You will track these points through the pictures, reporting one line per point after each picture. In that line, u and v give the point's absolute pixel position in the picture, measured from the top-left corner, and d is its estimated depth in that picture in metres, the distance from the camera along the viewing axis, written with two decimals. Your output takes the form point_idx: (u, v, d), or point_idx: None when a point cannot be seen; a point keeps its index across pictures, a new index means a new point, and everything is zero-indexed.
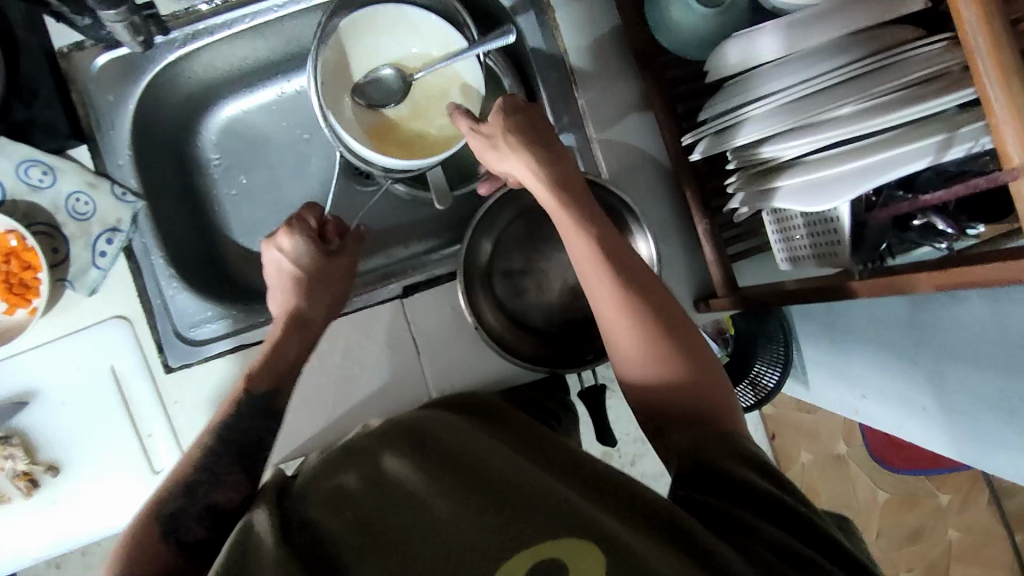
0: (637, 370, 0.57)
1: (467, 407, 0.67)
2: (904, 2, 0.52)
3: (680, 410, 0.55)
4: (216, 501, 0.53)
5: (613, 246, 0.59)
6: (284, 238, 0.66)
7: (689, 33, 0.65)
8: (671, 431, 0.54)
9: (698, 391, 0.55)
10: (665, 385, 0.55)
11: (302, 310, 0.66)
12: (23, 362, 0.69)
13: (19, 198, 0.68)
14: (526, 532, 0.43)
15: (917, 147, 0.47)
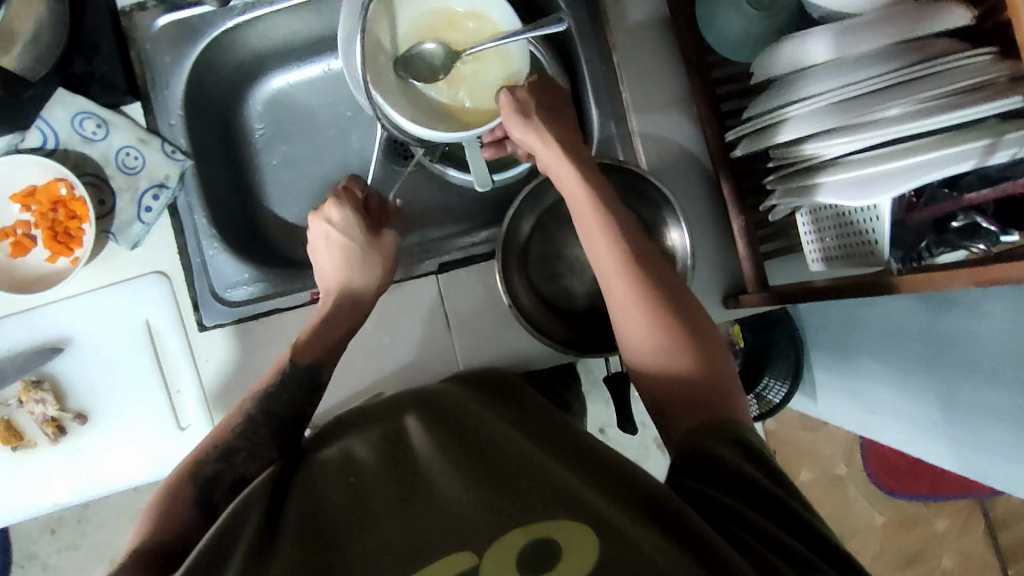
0: (645, 356, 0.57)
1: (489, 385, 0.68)
2: (948, 15, 0.55)
3: (685, 399, 0.54)
4: (246, 473, 0.59)
5: (633, 232, 0.60)
6: (332, 208, 0.69)
7: (737, 34, 0.67)
8: (678, 418, 0.54)
9: (706, 380, 0.54)
10: (675, 369, 0.55)
11: (348, 285, 0.68)
12: (60, 309, 0.70)
13: (71, 148, 0.70)
14: (515, 513, 0.44)
15: (960, 150, 0.49)
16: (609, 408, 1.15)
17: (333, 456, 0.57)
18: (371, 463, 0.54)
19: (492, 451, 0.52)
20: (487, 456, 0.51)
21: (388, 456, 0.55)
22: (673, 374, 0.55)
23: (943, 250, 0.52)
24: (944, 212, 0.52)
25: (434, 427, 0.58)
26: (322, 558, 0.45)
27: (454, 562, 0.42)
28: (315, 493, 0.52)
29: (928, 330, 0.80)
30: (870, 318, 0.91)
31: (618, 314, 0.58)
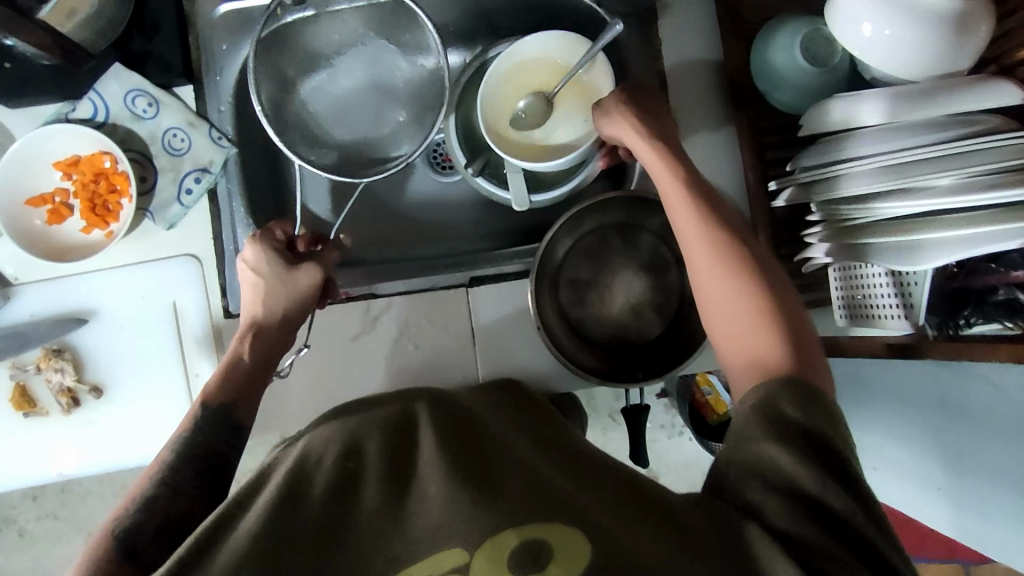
0: (730, 337, 0.54)
1: (516, 399, 0.68)
2: (1002, 93, 0.55)
3: (764, 371, 0.50)
4: (175, 513, 0.52)
5: (712, 199, 0.57)
6: (249, 249, 0.65)
7: (791, 87, 0.68)
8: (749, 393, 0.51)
9: (790, 356, 0.50)
10: (756, 337, 0.52)
11: (259, 318, 0.65)
12: (89, 281, 0.70)
13: (119, 123, 0.70)
14: (508, 513, 0.43)
15: (1007, 228, 0.49)
16: (607, 435, 1.15)
17: (332, 443, 0.57)
18: (374, 460, 0.54)
19: (497, 462, 0.52)
20: (490, 465, 0.51)
21: (393, 456, 0.55)
22: (757, 349, 0.52)
23: (979, 321, 0.54)
24: (987, 284, 0.53)
25: (451, 434, 0.58)
26: (314, 552, 0.45)
27: (442, 558, 0.42)
28: (308, 472, 0.52)
29: (940, 396, 0.80)
30: (882, 376, 0.91)
31: (707, 300, 0.55)
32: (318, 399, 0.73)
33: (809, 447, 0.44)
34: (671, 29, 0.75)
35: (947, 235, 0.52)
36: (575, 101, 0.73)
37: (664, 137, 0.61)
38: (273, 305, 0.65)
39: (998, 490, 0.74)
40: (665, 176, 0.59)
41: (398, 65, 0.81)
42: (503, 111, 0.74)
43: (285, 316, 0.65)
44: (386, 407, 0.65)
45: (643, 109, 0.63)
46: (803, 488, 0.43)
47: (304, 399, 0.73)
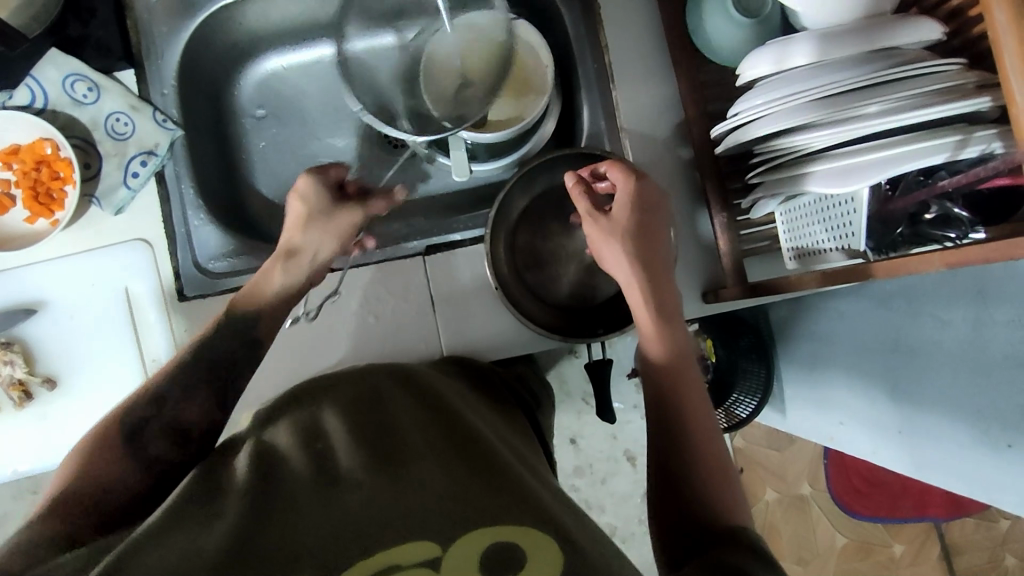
0: (675, 425, 0.57)
1: (476, 380, 0.69)
2: (919, 29, 0.58)
3: (690, 465, 0.55)
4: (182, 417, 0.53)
5: (670, 313, 0.62)
6: (300, 178, 0.64)
7: (716, 37, 0.70)
8: (679, 480, 0.54)
9: (705, 475, 0.54)
10: (690, 451, 0.56)
11: (298, 244, 0.63)
12: (38, 271, 0.69)
13: (59, 109, 0.69)
14: (480, 509, 0.44)
15: (934, 144, 0.51)
16: (580, 419, 1.16)
17: (297, 421, 0.55)
18: (346, 429, 0.53)
19: (473, 442, 0.53)
20: (465, 451, 0.51)
21: (371, 424, 0.54)
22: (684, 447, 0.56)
23: (916, 241, 0.57)
24: (920, 201, 0.56)
25: (424, 407, 0.58)
26: (293, 510, 0.44)
27: (408, 550, 0.41)
28: (276, 455, 0.50)
29: (895, 338, 0.82)
30: (840, 326, 0.93)
31: (659, 388, 0.60)
32: (281, 376, 0.73)
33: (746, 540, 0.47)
34: None
35: (890, 152, 0.53)
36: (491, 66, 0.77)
37: (643, 245, 0.63)
38: (312, 242, 0.63)
39: (952, 420, 0.74)
40: (638, 275, 0.62)
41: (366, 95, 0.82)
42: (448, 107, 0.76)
43: (317, 247, 0.64)
44: (357, 372, 0.64)
45: (637, 201, 0.63)
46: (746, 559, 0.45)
47: (267, 380, 0.72)
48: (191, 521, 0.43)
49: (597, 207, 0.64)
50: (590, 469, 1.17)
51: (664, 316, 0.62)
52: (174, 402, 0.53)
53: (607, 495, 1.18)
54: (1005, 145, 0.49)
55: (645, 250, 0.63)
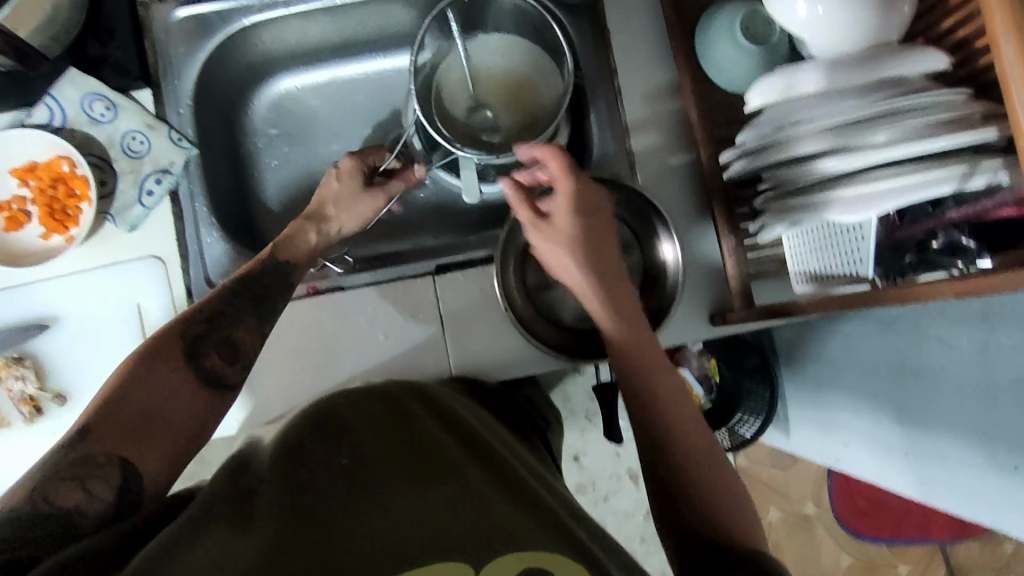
0: (671, 445, 0.57)
1: (489, 400, 0.70)
2: (924, 60, 0.59)
3: (689, 481, 0.55)
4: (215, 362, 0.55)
5: (639, 329, 0.62)
6: (348, 157, 0.72)
7: (724, 63, 0.71)
8: (683, 501, 0.55)
9: (710, 496, 0.54)
10: (689, 470, 0.56)
11: (330, 213, 0.71)
12: (51, 287, 0.70)
13: (77, 128, 0.70)
14: (501, 528, 0.45)
15: (943, 172, 0.52)
16: (584, 436, 1.16)
17: (319, 427, 0.55)
18: (367, 441, 0.53)
19: (495, 462, 0.54)
20: (483, 469, 0.52)
21: (390, 437, 0.54)
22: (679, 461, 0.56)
23: (924, 267, 0.57)
24: (929, 230, 0.57)
25: (444, 421, 0.59)
26: (317, 522, 0.44)
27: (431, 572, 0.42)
28: (304, 461, 0.50)
29: (900, 360, 0.83)
30: (845, 347, 0.93)
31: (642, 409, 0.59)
32: (289, 393, 0.73)
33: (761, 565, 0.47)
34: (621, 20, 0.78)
35: (901, 183, 0.54)
36: (506, 84, 0.79)
37: (590, 253, 0.62)
38: (341, 215, 0.72)
39: (958, 443, 0.74)
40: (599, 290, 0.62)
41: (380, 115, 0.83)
42: (460, 122, 0.79)
43: (343, 218, 0.72)
44: (376, 384, 0.65)
45: (580, 207, 0.61)
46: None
47: (275, 396, 0.73)
48: (212, 526, 0.43)
49: (539, 214, 0.63)
50: (593, 487, 1.17)
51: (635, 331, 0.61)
52: (211, 345, 0.55)
53: (610, 513, 1.17)
54: (1010, 174, 0.51)
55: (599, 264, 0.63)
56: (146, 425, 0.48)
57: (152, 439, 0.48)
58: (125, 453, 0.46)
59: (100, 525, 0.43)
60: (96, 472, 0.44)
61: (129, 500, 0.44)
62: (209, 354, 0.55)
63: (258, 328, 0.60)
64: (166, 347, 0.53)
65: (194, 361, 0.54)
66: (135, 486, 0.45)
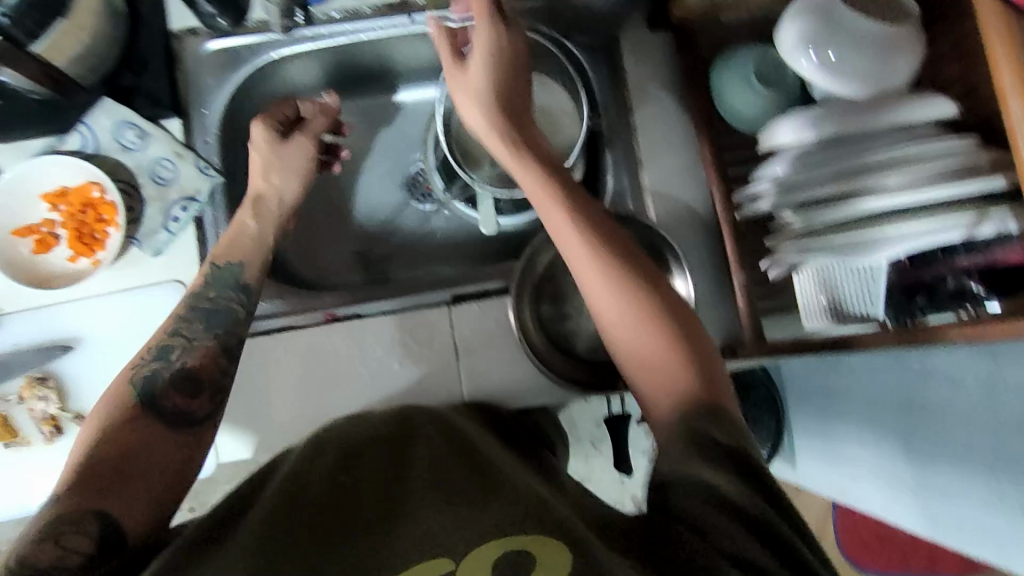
0: (640, 335, 0.55)
1: (497, 423, 0.70)
2: (937, 106, 0.60)
3: (663, 368, 0.54)
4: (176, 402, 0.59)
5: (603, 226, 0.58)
6: (252, 125, 0.75)
7: (740, 104, 0.73)
8: (659, 390, 0.53)
9: (690, 379, 0.53)
10: (663, 357, 0.54)
11: (263, 191, 0.75)
12: (76, 308, 0.71)
13: (108, 155, 0.72)
14: (495, 520, 0.46)
15: (949, 219, 0.54)
16: (590, 464, 1.16)
17: (325, 447, 0.57)
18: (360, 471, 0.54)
19: (491, 463, 0.54)
20: (476, 469, 0.53)
21: (388, 464, 0.55)
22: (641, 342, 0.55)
23: (933, 310, 0.59)
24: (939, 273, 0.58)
25: (443, 432, 0.60)
26: (306, 540, 0.47)
27: (424, 567, 0.44)
28: (305, 480, 0.52)
29: (908, 397, 0.83)
30: (853, 382, 0.94)
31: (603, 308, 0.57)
32: (303, 417, 0.74)
33: (742, 474, 0.46)
34: (637, 60, 0.80)
35: (913, 234, 0.56)
36: None
37: (510, 116, 0.62)
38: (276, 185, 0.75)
39: (967, 481, 0.74)
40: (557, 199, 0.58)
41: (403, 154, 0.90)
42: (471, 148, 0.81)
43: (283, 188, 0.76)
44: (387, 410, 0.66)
45: (504, 50, 0.63)
46: (744, 511, 0.44)
47: (289, 420, 0.74)
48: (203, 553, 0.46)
49: (456, 60, 0.64)
50: None
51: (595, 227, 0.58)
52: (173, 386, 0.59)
53: None
54: (1017, 223, 0.53)
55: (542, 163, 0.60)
56: (117, 473, 0.51)
57: (125, 489, 0.51)
58: (102, 505, 0.49)
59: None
60: (76, 523, 0.47)
61: (109, 541, 0.47)
62: (169, 389, 0.59)
63: (222, 359, 0.63)
64: (123, 394, 0.58)
65: (152, 398, 0.58)
66: (117, 532, 0.48)
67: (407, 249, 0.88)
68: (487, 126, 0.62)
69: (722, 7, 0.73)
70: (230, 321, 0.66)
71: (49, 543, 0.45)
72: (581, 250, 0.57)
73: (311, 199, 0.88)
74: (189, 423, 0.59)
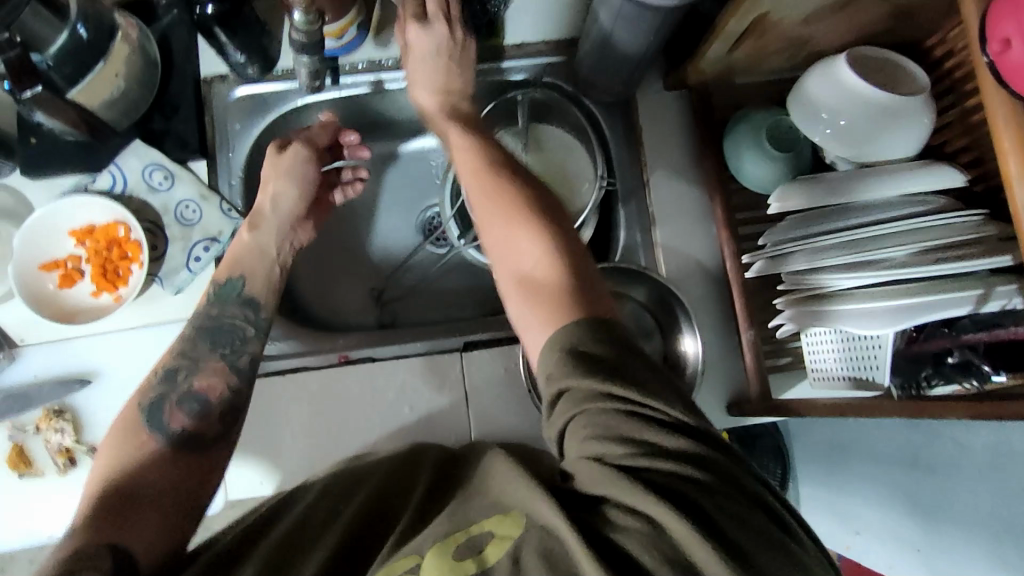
0: (518, 254, 0.54)
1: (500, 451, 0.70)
2: (946, 180, 0.63)
3: (541, 284, 0.52)
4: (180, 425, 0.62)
5: (496, 163, 0.61)
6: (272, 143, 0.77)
7: (755, 168, 0.74)
8: (534, 304, 0.51)
9: (566, 294, 0.50)
10: (541, 272, 0.52)
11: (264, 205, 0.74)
12: (95, 343, 0.73)
13: (136, 195, 0.74)
14: (453, 519, 0.48)
15: (958, 294, 0.55)
16: None
17: (335, 477, 0.60)
18: (354, 501, 0.56)
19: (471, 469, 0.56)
20: (458, 481, 0.55)
21: (381, 491, 0.57)
22: (518, 252, 0.54)
23: (938, 381, 0.58)
24: (944, 347, 0.58)
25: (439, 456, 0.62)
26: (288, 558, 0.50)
27: (402, 561, 0.46)
28: (306, 509, 0.55)
29: (914, 455, 0.83)
30: (859, 437, 0.93)
31: (491, 232, 0.57)
32: (310, 455, 0.74)
33: (640, 400, 0.43)
34: (652, 116, 0.82)
35: (911, 303, 0.57)
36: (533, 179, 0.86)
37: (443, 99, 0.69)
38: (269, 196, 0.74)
39: (971, 546, 0.73)
40: (461, 157, 0.64)
41: (422, 198, 0.92)
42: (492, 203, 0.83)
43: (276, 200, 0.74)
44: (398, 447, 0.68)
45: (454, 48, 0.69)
46: (643, 444, 0.42)
47: (296, 459, 0.74)
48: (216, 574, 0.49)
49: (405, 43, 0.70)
50: None
51: (490, 164, 0.61)
52: (179, 399, 0.63)
53: None
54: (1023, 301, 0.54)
55: (458, 141, 0.65)
56: (126, 505, 0.54)
57: (135, 515, 0.54)
58: (116, 538, 0.52)
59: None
60: (91, 555, 0.50)
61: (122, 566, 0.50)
62: (176, 413, 0.62)
63: (224, 366, 0.66)
64: (131, 427, 0.61)
65: (160, 426, 0.61)
66: (131, 556, 0.51)
67: (420, 290, 0.90)
68: (433, 101, 0.69)
69: (737, 69, 0.75)
70: (228, 326, 0.68)
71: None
72: (475, 183, 0.60)
73: (329, 237, 0.90)
74: (198, 448, 0.62)
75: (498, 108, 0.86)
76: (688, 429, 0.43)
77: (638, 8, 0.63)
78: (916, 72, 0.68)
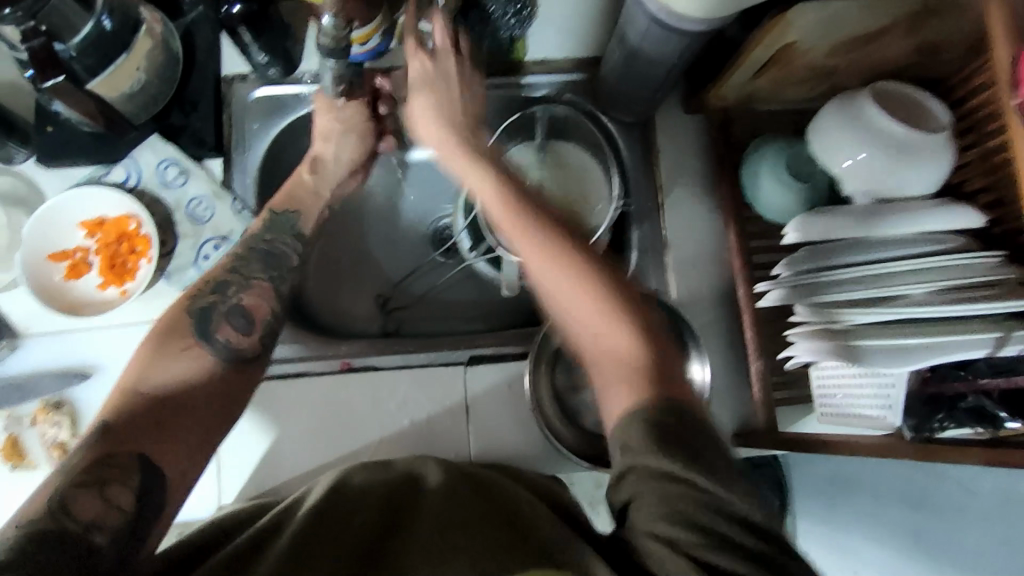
0: (586, 319, 0.52)
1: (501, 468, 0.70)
2: (965, 218, 0.62)
3: (617, 358, 0.50)
4: (228, 339, 0.60)
5: (541, 215, 0.58)
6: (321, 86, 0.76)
7: (777, 199, 0.73)
8: (612, 381, 0.49)
9: (646, 370, 0.49)
10: (614, 345, 0.51)
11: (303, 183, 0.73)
12: (97, 337, 0.72)
13: (148, 189, 0.74)
14: (500, 551, 0.46)
15: (977, 336, 0.54)
16: None
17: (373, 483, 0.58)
18: (366, 512, 0.53)
19: (504, 501, 0.53)
20: (490, 505, 0.53)
21: (391, 504, 0.54)
22: (584, 318, 0.52)
23: (951, 425, 0.57)
24: (961, 390, 0.58)
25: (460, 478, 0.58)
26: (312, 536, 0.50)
27: None
28: (328, 503, 0.54)
29: (918, 496, 0.81)
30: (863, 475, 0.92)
31: (551, 292, 0.54)
32: (307, 461, 0.73)
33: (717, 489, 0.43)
34: (670, 140, 0.82)
35: (934, 343, 0.56)
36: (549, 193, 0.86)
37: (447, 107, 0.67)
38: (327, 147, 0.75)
39: None
40: (494, 197, 0.60)
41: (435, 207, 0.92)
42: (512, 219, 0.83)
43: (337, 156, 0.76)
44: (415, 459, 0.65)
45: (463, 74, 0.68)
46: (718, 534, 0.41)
47: (292, 464, 0.73)
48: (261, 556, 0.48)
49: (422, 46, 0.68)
50: None
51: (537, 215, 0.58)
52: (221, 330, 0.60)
53: None
54: None
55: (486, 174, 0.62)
56: (166, 413, 0.53)
57: (170, 428, 0.52)
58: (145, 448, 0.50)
59: (124, 537, 0.47)
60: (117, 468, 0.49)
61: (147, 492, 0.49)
62: (224, 324, 0.60)
63: (270, 297, 0.65)
64: (176, 327, 0.58)
65: (208, 337, 0.59)
66: (153, 488, 0.49)
67: (427, 300, 0.89)
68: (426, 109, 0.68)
69: (758, 98, 0.76)
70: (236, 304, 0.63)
71: (93, 486, 0.47)
72: (520, 232, 0.57)
73: (339, 241, 0.89)
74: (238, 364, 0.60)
75: (518, 121, 0.84)
76: (764, 530, 0.42)
77: (665, 30, 0.63)
78: (933, 107, 0.68)
